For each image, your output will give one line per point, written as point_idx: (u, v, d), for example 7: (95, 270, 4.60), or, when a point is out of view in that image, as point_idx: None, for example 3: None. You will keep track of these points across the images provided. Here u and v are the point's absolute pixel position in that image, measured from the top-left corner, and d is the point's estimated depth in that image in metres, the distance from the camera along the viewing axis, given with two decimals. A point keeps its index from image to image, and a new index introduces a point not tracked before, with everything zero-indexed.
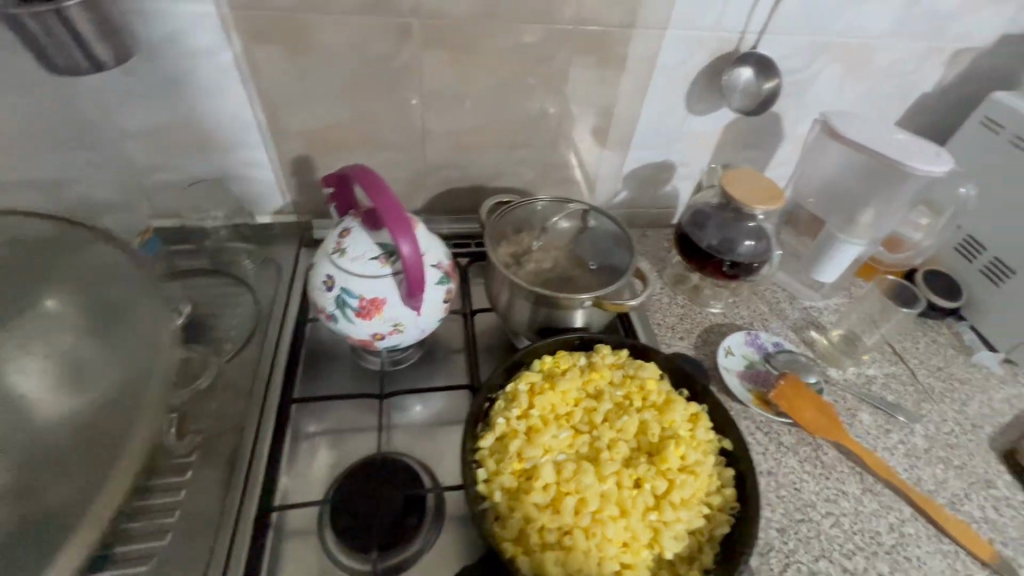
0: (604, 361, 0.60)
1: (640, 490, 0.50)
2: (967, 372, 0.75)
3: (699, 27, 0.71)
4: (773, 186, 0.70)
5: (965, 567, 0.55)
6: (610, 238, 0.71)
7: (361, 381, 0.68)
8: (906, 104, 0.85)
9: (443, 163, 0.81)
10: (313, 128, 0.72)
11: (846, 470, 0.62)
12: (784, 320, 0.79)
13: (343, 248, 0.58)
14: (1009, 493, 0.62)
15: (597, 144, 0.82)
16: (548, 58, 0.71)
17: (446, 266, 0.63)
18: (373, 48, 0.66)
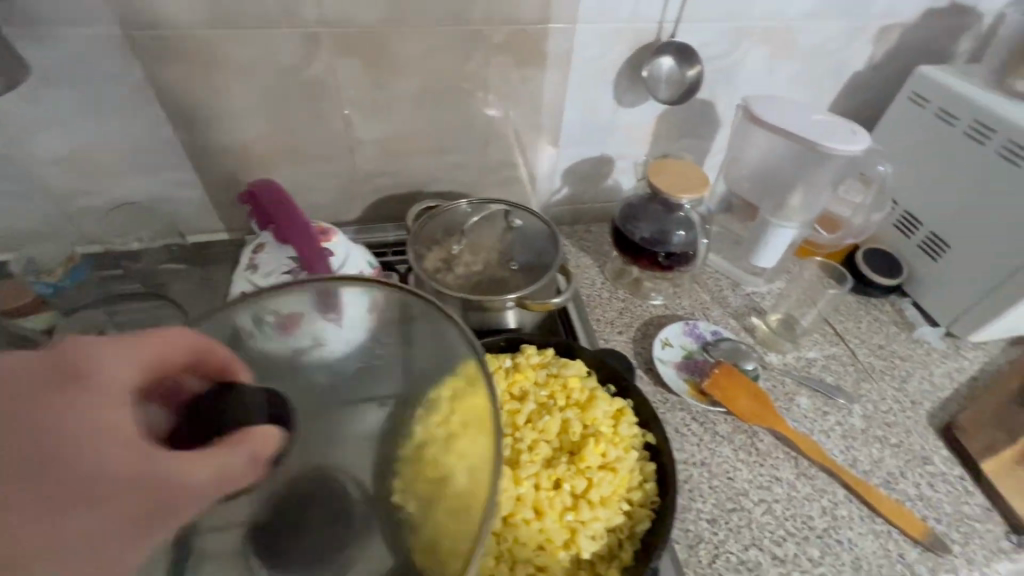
0: (529, 362, 0.60)
1: (558, 490, 0.50)
2: (908, 349, 0.75)
3: (616, 19, 0.70)
4: (698, 177, 0.70)
5: (898, 547, 0.55)
6: (538, 236, 0.71)
7: None
8: (838, 84, 0.85)
9: (374, 171, 0.80)
10: (234, 144, 0.72)
11: (781, 455, 0.61)
12: (725, 308, 0.78)
13: (256, 265, 0.58)
14: (945, 468, 0.62)
15: (530, 142, 0.82)
16: (465, 59, 0.70)
17: (368, 276, 0.63)
18: (284, 60, 0.65)
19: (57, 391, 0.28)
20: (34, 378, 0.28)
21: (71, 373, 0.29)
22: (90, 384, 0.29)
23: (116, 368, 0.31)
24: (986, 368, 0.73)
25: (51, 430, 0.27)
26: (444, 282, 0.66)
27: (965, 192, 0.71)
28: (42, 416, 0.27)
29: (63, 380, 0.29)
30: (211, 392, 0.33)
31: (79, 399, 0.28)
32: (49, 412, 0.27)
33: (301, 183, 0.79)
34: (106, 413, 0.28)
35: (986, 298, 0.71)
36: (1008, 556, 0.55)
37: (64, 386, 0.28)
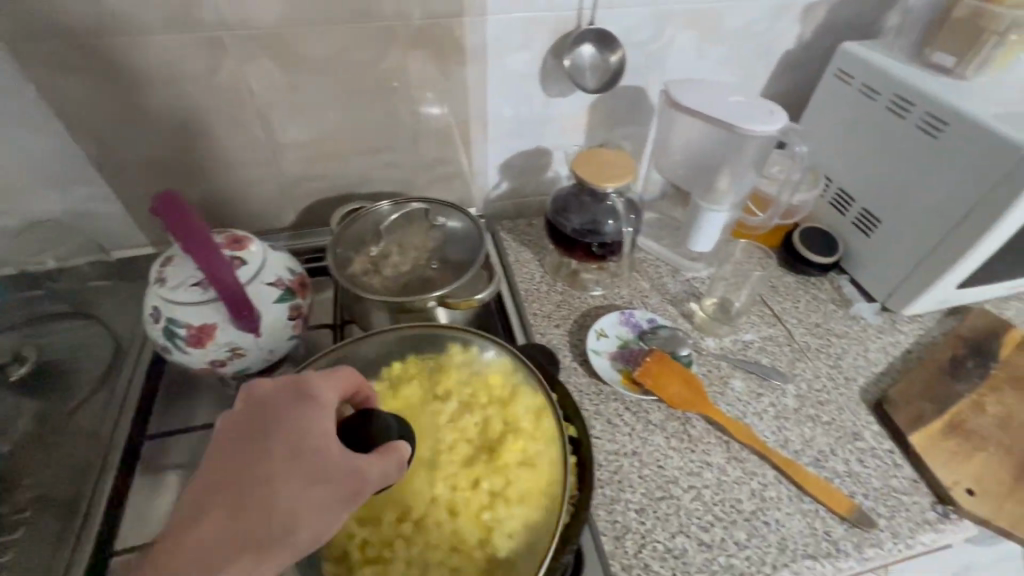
0: (454, 360, 0.59)
1: (476, 489, 0.49)
2: (845, 326, 0.75)
3: (533, 8, 0.69)
4: (622, 164, 0.69)
5: (824, 525, 0.55)
6: (461, 233, 0.70)
7: (218, 410, 0.65)
8: (770, 64, 0.85)
9: (303, 175, 0.79)
10: (150, 154, 0.70)
11: (713, 440, 0.61)
12: (664, 295, 0.78)
13: (163, 277, 0.57)
14: (875, 443, 0.62)
15: (462, 138, 0.81)
16: (382, 57, 0.69)
17: (289, 282, 0.62)
18: (190, 66, 0.64)
19: (300, 402, 0.43)
20: (293, 391, 0.44)
21: (304, 392, 0.44)
22: (319, 400, 0.44)
23: (322, 394, 0.44)
24: (921, 341, 0.74)
25: (305, 426, 0.42)
26: (370, 286, 0.65)
27: (891, 167, 0.71)
28: (299, 419, 0.42)
29: (304, 394, 0.44)
30: (365, 414, 0.45)
31: (312, 409, 0.43)
32: (292, 422, 0.42)
33: (229, 190, 0.77)
34: (321, 422, 0.43)
35: (916, 271, 0.71)
36: (933, 527, 0.55)
37: (306, 399, 0.44)
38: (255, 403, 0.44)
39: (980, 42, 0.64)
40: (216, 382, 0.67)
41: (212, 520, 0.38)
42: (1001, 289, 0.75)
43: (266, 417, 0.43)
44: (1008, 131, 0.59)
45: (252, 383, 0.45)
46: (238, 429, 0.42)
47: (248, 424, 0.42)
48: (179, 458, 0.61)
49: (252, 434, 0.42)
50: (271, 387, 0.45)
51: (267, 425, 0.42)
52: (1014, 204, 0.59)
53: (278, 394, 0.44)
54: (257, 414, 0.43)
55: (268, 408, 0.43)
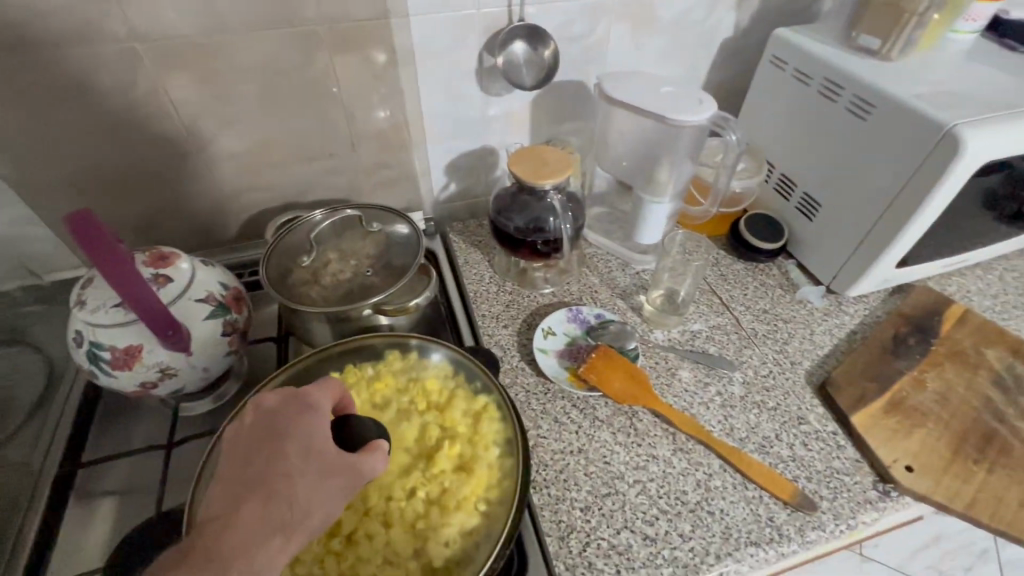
0: (391, 369, 0.58)
1: (411, 499, 0.49)
2: (792, 310, 0.75)
3: (460, 7, 0.68)
4: (556, 161, 0.69)
5: (767, 511, 0.55)
6: (397, 237, 0.69)
7: (154, 432, 0.63)
8: (709, 53, 0.85)
9: (240, 186, 0.77)
10: (75, 173, 0.68)
11: (659, 433, 0.61)
12: (614, 289, 0.78)
13: (83, 300, 0.55)
14: (819, 426, 0.62)
15: (402, 141, 0.80)
16: (308, 62, 0.68)
17: (222, 298, 0.61)
18: (105, 80, 0.62)
19: (301, 409, 0.43)
20: (292, 400, 0.44)
21: (305, 399, 0.44)
22: (319, 406, 0.44)
23: (321, 400, 0.45)
24: (866, 321, 0.74)
25: (310, 428, 0.42)
26: (306, 296, 0.63)
27: (826, 150, 0.72)
28: (305, 422, 0.43)
29: (304, 402, 0.44)
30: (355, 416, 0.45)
31: (314, 415, 0.43)
32: (299, 427, 0.42)
33: (164, 206, 0.75)
34: (324, 424, 0.43)
35: (856, 253, 0.72)
36: (874, 505, 0.56)
37: (308, 405, 0.44)
38: (261, 415, 0.43)
39: (900, 23, 0.66)
40: (155, 404, 0.65)
41: (242, 514, 0.37)
42: (940, 265, 0.76)
43: (274, 424, 0.42)
44: (928, 112, 0.60)
45: (256, 397, 0.44)
46: (248, 437, 0.42)
47: (258, 433, 0.42)
48: (114, 485, 0.59)
49: (264, 438, 0.42)
50: (275, 398, 0.44)
51: (275, 430, 0.42)
52: (937, 183, 0.60)
53: (282, 404, 0.44)
54: (264, 423, 0.43)
55: (273, 417, 0.43)
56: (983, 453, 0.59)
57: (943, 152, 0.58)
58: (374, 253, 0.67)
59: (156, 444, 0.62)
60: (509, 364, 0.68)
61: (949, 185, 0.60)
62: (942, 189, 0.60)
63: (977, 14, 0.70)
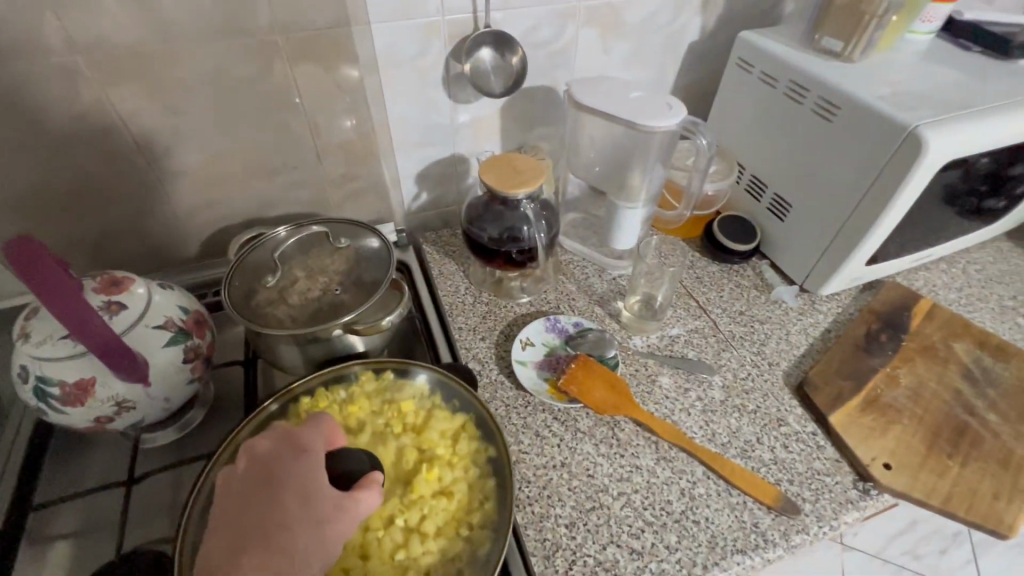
0: (365, 391, 0.56)
1: (389, 527, 0.46)
2: (767, 311, 0.76)
3: (423, 13, 0.66)
4: (527, 170, 0.68)
5: (752, 516, 0.55)
6: (367, 251, 0.67)
7: (111, 470, 0.59)
8: (677, 56, 0.85)
9: (199, 204, 0.74)
10: (18, 194, 0.64)
11: (642, 442, 0.61)
12: (591, 296, 0.77)
13: (28, 333, 0.52)
14: (799, 427, 0.63)
15: (369, 151, 0.78)
16: (266, 72, 0.65)
17: (182, 323, 0.58)
18: (42, 95, 0.58)
19: (294, 452, 0.41)
20: (285, 444, 0.42)
21: (297, 441, 0.42)
22: (313, 448, 0.42)
23: (314, 442, 0.43)
24: (839, 319, 0.75)
25: (304, 472, 0.40)
26: (273, 317, 0.60)
27: (795, 151, 0.73)
28: (299, 466, 0.40)
29: (296, 444, 0.42)
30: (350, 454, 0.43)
31: (307, 458, 0.41)
32: (293, 470, 0.40)
33: (117, 225, 0.72)
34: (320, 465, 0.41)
35: (827, 252, 0.72)
36: (855, 505, 0.56)
37: (301, 448, 0.42)
38: (254, 462, 0.41)
39: (860, 25, 0.67)
40: (113, 437, 0.62)
41: (240, 568, 0.35)
42: (907, 262, 0.78)
43: (269, 468, 0.40)
44: (890, 112, 0.61)
45: (248, 443, 0.43)
46: (242, 486, 0.40)
47: (251, 480, 0.40)
48: (69, 526, 0.55)
49: (258, 487, 0.39)
50: (267, 442, 0.42)
51: (268, 477, 0.40)
52: (901, 184, 0.61)
53: (274, 448, 0.42)
54: (258, 470, 0.41)
55: (266, 463, 0.41)
56: (956, 447, 0.60)
57: (906, 152, 0.59)
58: (343, 269, 0.65)
59: (114, 481, 0.58)
60: (488, 379, 0.66)
61: (914, 183, 0.61)
62: (908, 188, 0.61)
63: (932, 14, 0.72)
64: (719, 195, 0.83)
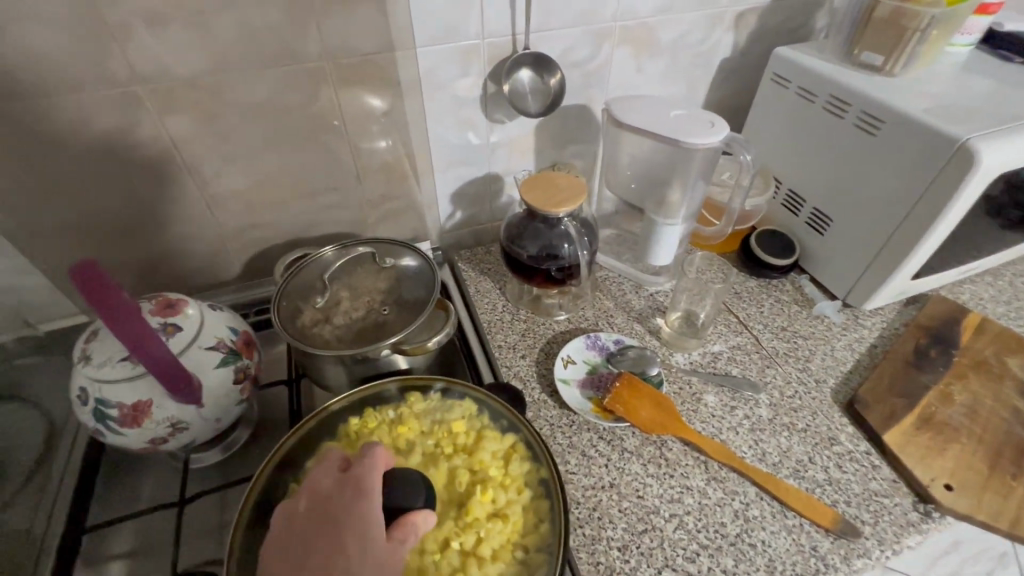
0: (414, 411, 0.56)
1: (445, 550, 0.46)
2: (810, 326, 0.75)
3: (465, 36, 0.68)
4: (567, 189, 0.68)
5: (810, 539, 0.54)
6: (411, 271, 0.67)
7: (162, 489, 0.60)
8: (709, 73, 0.86)
9: (245, 226, 0.76)
10: (77, 219, 0.66)
11: (690, 461, 0.60)
12: (630, 313, 0.77)
13: (88, 354, 0.53)
14: (852, 446, 0.61)
15: (409, 172, 0.79)
16: (313, 97, 0.67)
17: (233, 343, 0.58)
18: (102, 122, 0.60)
19: (353, 495, 0.41)
20: (344, 485, 0.42)
21: (356, 482, 0.42)
22: (371, 488, 0.41)
23: (371, 482, 0.42)
24: (885, 334, 0.74)
25: (361, 518, 0.39)
26: (320, 337, 0.60)
27: (835, 165, 0.72)
28: (355, 508, 0.40)
29: (355, 486, 0.41)
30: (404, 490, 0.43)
31: (364, 500, 0.40)
32: (346, 515, 0.40)
33: (164, 248, 0.73)
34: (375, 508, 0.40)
35: (870, 267, 0.71)
36: (917, 528, 0.54)
37: (359, 490, 0.41)
38: (313, 503, 0.41)
39: (902, 39, 0.66)
40: (161, 457, 0.62)
41: None
42: (951, 276, 0.77)
43: (328, 509, 0.40)
44: (937, 125, 0.60)
45: (309, 481, 0.43)
46: (304, 526, 0.40)
47: (310, 521, 0.40)
48: (121, 547, 0.56)
49: (320, 530, 0.40)
50: (327, 482, 0.42)
51: (329, 520, 0.40)
52: (954, 197, 0.60)
53: (335, 489, 0.42)
54: (320, 511, 0.41)
55: (327, 504, 0.41)
56: (1020, 467, 0.58)
57: (956, 165, 0.58)
58: (386, 289, 0.66)
59: (165, 502, 0.58)
60: (531, 398, 0.66)
61: (967, 195, 0.60)
62: (962, 198, 0.60)
63: (970, 27, 0.71)
64: (757, 208, 0.83)
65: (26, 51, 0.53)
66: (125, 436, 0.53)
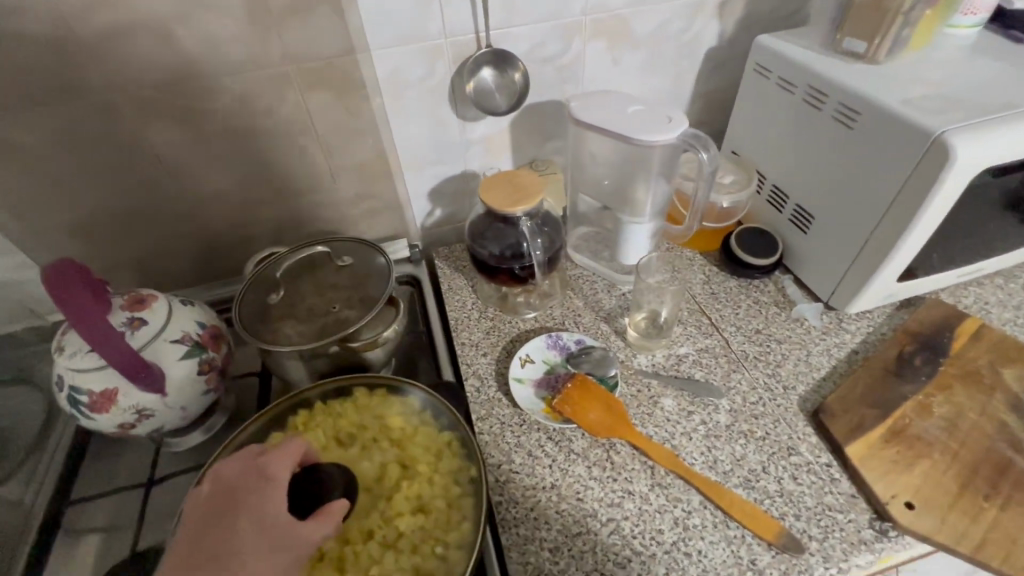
0: (358, 406, 0.57)
1: (368, 541, 0.48)
2: (786, 330, 0.71)
3: (426, 37, 0.68)
4: (525, 186, 0.68)
5: (750, 552, 0.52)
6: (369, 267, 0.69)
7: (138, 470, 0.65)
8: (693, 64, 0.83)
9: (227, 224, 0.79)
10: (72, 221, 0.72)
11: (636, 466, 0.59)
12: (598, 313, 0.75)
13: (63, 345, 0.58)
14: (811, 457, 0.58)
15: (383, 171, 0.81)
16: (282, 101, 0.69)
17: (199, 336, 0.62)
18: (85, 131, 0.65)
19: (258, 482, 0.44)
20: (251, 471, 0.44)
21: (262, 470, 0.44)
22: (277, 475, 0.44)
23: (277, 470, 0.44)
24: (869, 340, 0.69)
25: (264, 502, 0.42)
26: (275, 329, 0.63)
27: (817, 160, 0.68)
28: (258, 493, 0.43)
29: (261, 473, 0.44)
30: (318, 477, 0.46)
31: (268, 487, 0.43)
32: (248, 500, 0.42)
33: (156, 246, 0.78)
34: (278, 494, 0.43)
35: (854, 266, 0.67)
36: (868, 546, 0.52)
37: (265, 476, 0.44)
38: (218, 487, 0.44)
39: (884, 24, 0.62)
40: (140, 441, 0.67)
41: None
42: (951, 278, 0.70)
43: (232, 493, 0.43)
44: (914, 117, 0.56)
45: (218, 468, 0.46)
46: (206, 508, 0.43)
47: (214, 504, 0.43)
48: (99, 522, 0.61)
49: (221, 512, 0.42)
50: (235, 468, 0.45)
51: (231, 504, 0.43)
52: (931, 192, 0.55)
53: (241, 475, 0.44)
54: (223, 495, 0.43)
55: (231, 489, 0.43)
56: (996, 488, 0.54)
57: (931, 161, 0.54)
58: (349, 287, 0.67)
59: (138, 483, 0.63)
60: (486, 396, 0.66)
61: (944, 193, 0.55)
62: (938, 197, 0.56)
63: (976, 6, 0.66)
64: (738, 204, 0.79)
65: (11, 66, 0.58)
66: (98, 421, 0.58)
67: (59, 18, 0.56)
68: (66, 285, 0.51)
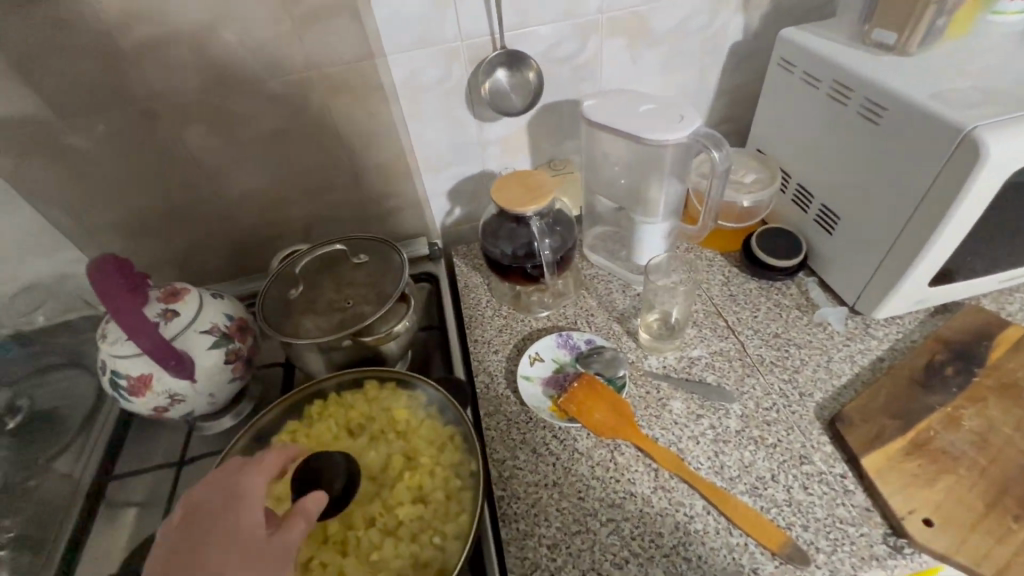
0: (368, 398, 0.60)
1: (370, 528, 0.50)
2: (807, 334, 0.69)
3: (441, 40, 0.70)
4: (536, 186, 0.68)
5: (752, 561, 0.51)
6: (385, 265, 0.71)
7: (172, 451, 0.70)
8: (717, 59, 0.80)
9: (258, 222, 0.84)
10: (119, 218, 0.78)
11: (640, 468, 0.58)
12: (611, 313, 0.75)
13: (106, 333, 0.63)
14: (825, 467, 0.56)
15: (403, 172, 0.83)
16: (307, 105, 0.73)
17: (226, 327, 0.66)
18: (130, 136, 0.70)
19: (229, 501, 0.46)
20: (224, 491, 0.47)
21: (234, 489, 0.47)
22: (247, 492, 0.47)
23: (248, 486, 0.47)
24: (897, 347, 0.66)
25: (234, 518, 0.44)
26: (295, 323, 0.66)
27: (842, 158, 0.65)
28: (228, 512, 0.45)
29: (232, 492, 0.46)
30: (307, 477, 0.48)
31: (239, 504, 0.46)
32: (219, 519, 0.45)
33: (194, 243, 0.84)
34: (248, 510, 0.45)
35: (881, 268, 0.64)
36: (880, 563, 0.50)
37: (236, 494, 0.46)
38: (191, 510, 0.46)
39: (915, 14, 0.58)
40: (175, 424, 0.72)
41: None
42: (993, 284, 0.66)
43: (203, 515, 0.45)
44: (943, 111, 0.53)
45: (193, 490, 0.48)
46: (180, 531, 0.45)
47: (188, 526, 0.45)
48: (137, 496, 0.66)
49: (191, 533, 0.44)
50: (206, 489, 0.47)
51: (201, 525, 0.45)
52: (961, 191, 0.52)
53: (212, 496, 0.47)
54: (195, 516, 0.46)
55: (201, 512, 0.46)
56: None
57: (961, 158, 0.51)
58: (366, 284, 0.69)
59: (171, 462, 0.68)
60: (495, 393, 0.67)
61: (977, 190, 0.52)
62: (969, 194, 0.52)
63: None
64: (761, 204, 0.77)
65: (66, 79, 0.64)
66: (135, 403, 0.63)
67: (105, 34, 0.61)
68: (108, 280, 0.55)
